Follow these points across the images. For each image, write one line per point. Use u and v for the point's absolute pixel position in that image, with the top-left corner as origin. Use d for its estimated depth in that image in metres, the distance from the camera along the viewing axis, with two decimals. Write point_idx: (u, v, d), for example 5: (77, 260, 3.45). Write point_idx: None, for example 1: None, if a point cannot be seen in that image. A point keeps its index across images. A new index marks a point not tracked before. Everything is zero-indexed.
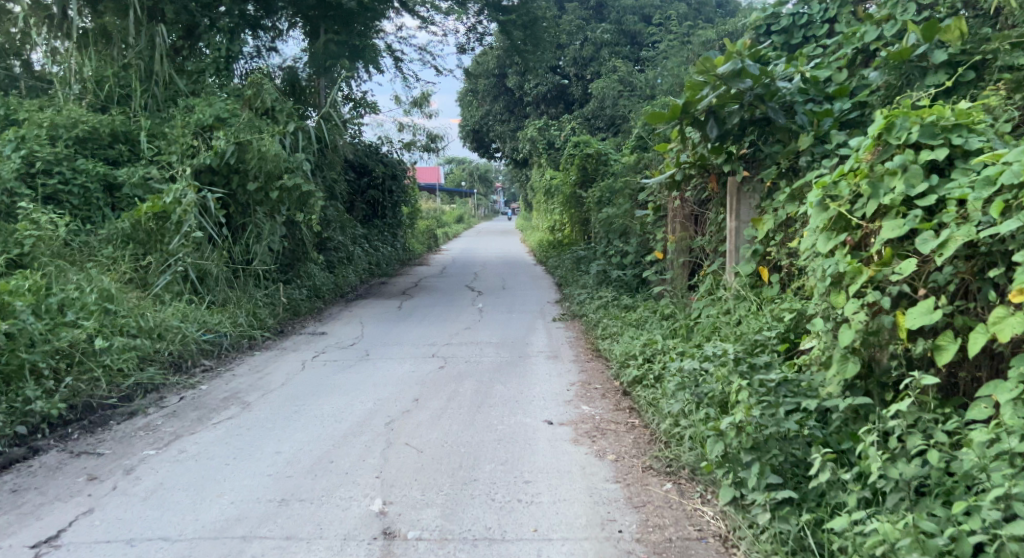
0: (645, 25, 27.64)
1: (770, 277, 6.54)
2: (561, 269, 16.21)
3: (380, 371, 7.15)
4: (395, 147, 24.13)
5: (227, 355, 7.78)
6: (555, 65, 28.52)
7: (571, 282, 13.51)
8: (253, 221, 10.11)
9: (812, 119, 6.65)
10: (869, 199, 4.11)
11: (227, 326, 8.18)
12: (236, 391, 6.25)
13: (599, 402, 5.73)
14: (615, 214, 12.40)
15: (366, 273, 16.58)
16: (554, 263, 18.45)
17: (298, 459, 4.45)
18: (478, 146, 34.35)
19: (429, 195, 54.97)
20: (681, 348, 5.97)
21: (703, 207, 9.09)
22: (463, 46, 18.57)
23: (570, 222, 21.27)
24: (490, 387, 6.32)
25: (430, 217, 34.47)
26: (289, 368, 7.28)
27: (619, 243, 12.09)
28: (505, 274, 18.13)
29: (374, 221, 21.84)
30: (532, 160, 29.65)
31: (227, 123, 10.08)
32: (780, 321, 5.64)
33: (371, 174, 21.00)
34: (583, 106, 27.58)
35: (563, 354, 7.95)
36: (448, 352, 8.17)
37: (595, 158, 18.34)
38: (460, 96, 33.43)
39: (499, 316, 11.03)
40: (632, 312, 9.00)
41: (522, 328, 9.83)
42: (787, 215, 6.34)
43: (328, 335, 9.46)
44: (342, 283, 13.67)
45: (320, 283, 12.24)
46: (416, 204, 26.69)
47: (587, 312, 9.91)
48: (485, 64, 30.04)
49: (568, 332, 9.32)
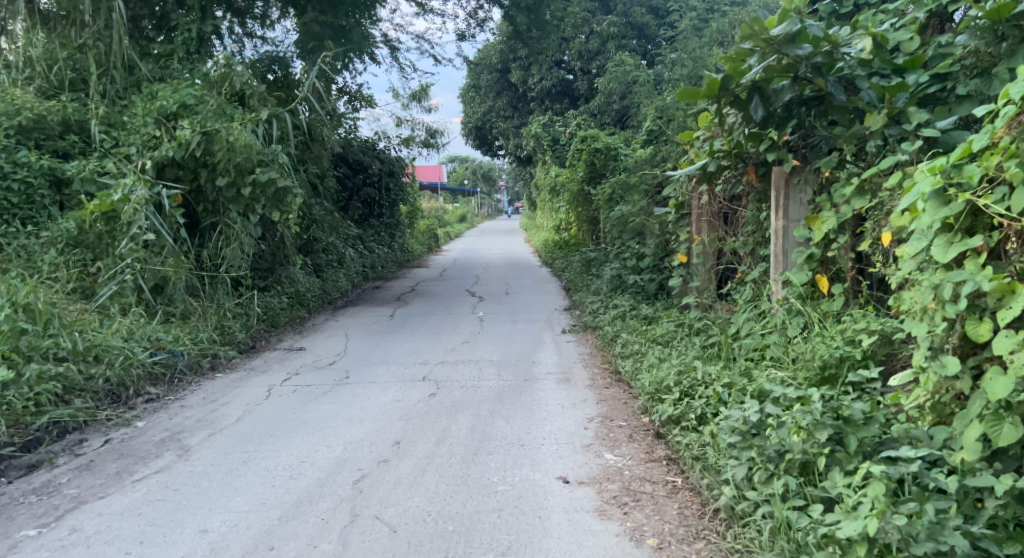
0: (653, 18, 26.44)
1: (831, 288, 5.39)
2: (569, 272, 15.03)
3: (359, 401, 5.99)
4: (393, 143, 22.97)
5: (181, 378, 6.63)
6: (560, 59, 27.30)
7: (581, 287, 12.34)
8: (223, 221, 9.03)
9: (883, 95, 5.50)
10: (1022, 187, 3.07)
11: (184, 343, 7.00)
12: (177, 430, 5.11)
13: (626, 448, 4.57)
14: (630, 212, 11.24)
15: (359, 277, 15.43)
16: (562, 265, 17.26)
17: (226, 546, 3.34)
18: (480, 144, 33.14)
19: (431, 195, 53.81)
20: (728, 378, 4.81)
21: (735, 205, 7.94)
22: (463, 33, 17.44)
23: (577, 221, 20.11)
24: (490, 425, 5.16)
25: (431, 217, 33.28)
26: (250, 397, 6.13)
27: (635, 245, 10.92)
28: (510, 278, 16.95)
29: (370, 221, 20.70)
30: (536, 157, 28.44)
31: (194, 110, 8.97)
32: (857, 348, 4.48)
33: (366, 170, 19.87)
34: (589, 102, 26.37)
35: (577, 376, 6.79)
36: (442, 374, 7.01)
37: (605, 153, 17.14)
38: (461, 92, 32.23)
39: (502, 327, 9.87)
40: (655, 324, 7.85)
41: (528, 342, 8.67)
42: (853, 211, 5.22)
43: (308, 351, 8.32)
44: (330, 289, 12.54)
45: (304, 289, 11.10)
46: (415, 203, 25.55)
47: (600, 324, 8.76)
48: (487, 58, 28.89)
49: (580, 347, 8.17)
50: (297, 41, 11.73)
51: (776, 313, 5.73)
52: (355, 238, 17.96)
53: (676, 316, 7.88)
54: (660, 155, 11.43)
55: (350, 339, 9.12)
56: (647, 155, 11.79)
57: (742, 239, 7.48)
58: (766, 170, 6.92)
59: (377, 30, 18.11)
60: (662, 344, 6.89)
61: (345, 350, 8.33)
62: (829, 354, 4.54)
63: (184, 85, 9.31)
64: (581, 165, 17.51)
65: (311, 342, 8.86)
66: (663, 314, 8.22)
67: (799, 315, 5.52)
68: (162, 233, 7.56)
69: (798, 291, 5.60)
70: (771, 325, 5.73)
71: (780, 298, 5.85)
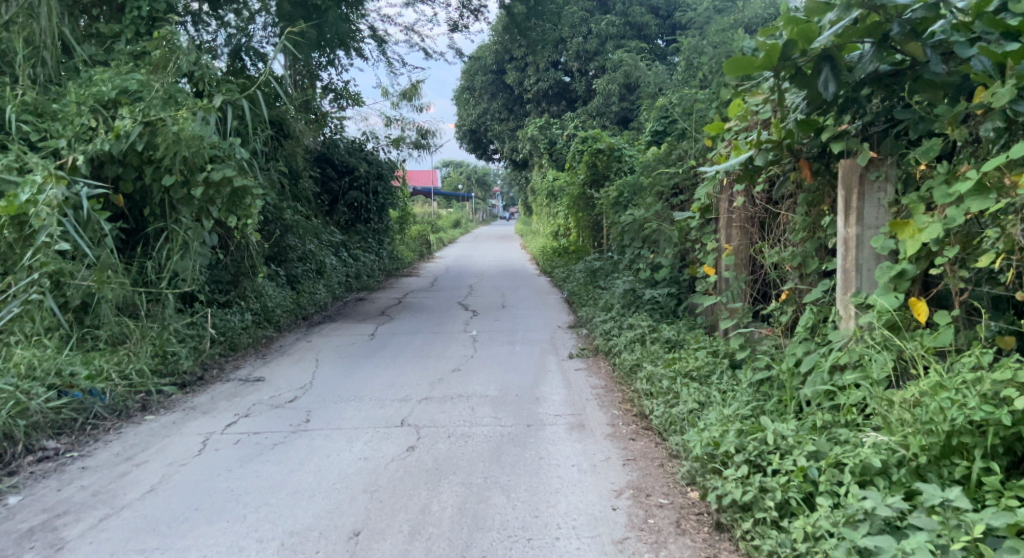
0: (653, 18, 25.31)
1: (935, 316, 4.09)
2: (571, 283, 13.74)
3: (317, 459, 4.69)
4: (382, 144, 21.67)
5: (97, 424, 5.32)
6: (557, 60, 26.08)
7: (586, 301, 11.05)
8: (172, 229, 7.74)
9: (1000, 62, 4.15)
10: None
11: (108, 379, 5.70)
12: (61, 511, 3.81)
13: (678, 550, 3.40)
14: (643, 218, 9.97)
15: (341, 288, 14.12)
16: (562, 274, 15.96)
17: None
18: (475, 148, 31.84)
19: (425, 201, 52.44)
20: (810, 445, 3.52)
21: (776, 208, 6.67)
22: (455, 24, 16.21)
23: (577, 227, 18.85)
24: (484, 500, 3.90)
25: (423, 223, 31.99)
26: (179, 453, 4.82)
27: (649, 254, 9.66)
28: (507, 289, 15.63)
29: (355, 227, 19.42)
30: (532, 161, 27.16)
31: (136, 97, 7.68)
32: (1000, 409, 3.17)
33: (353, 173, 18.61)
34: (588, 103, 25.14)
35: (593, 420, 5.49)
36: (424, 415, 5.72)
37: (607, 154, 15.88)
38: (456, 94, 30.94)
39: (499, 350, 8.57)
40: (682, 351, 6.57)
41: (529, 371, 7.38)
42: (967, 216, 3.93)
43: (269, 381, 7.03)
44: (306, 303, 11.24)
45: (272, 305, 9.79)
46: (406, 208, 24.27)
47: (614, 349, 7.48)
48: (481, 58, 27.64)
49: (592, 378, 6.86)
50: (268, 26, 10.44)
51: (853, 348, 4.44)
52: (339, 245, 16.68)
53: (707, 342, 6.60)
54: (678, 154, 10.16)
55: (320, 365, 7.83)
56: (661, 154, 10.52)
57: (790, 251, 6.21)
58: (824, 165, 5.63)
59: (363, 23, 16.85)
60: (698, 382, 5.60)
61: (312, 380, 7.05)
62: (960, 417, 3.23)
63: (128, 69, 8.01)
64: (582, 167, 16.26)
65: (276, 369, 7.55)
66: (690, 339, 6.93)
67: (890, 351, 4.23)
68: (80, 244, 6.18)
69: (886, 318, 4.30)
70: (848, 362, 4.44)
71: (858, 327, 4.55)
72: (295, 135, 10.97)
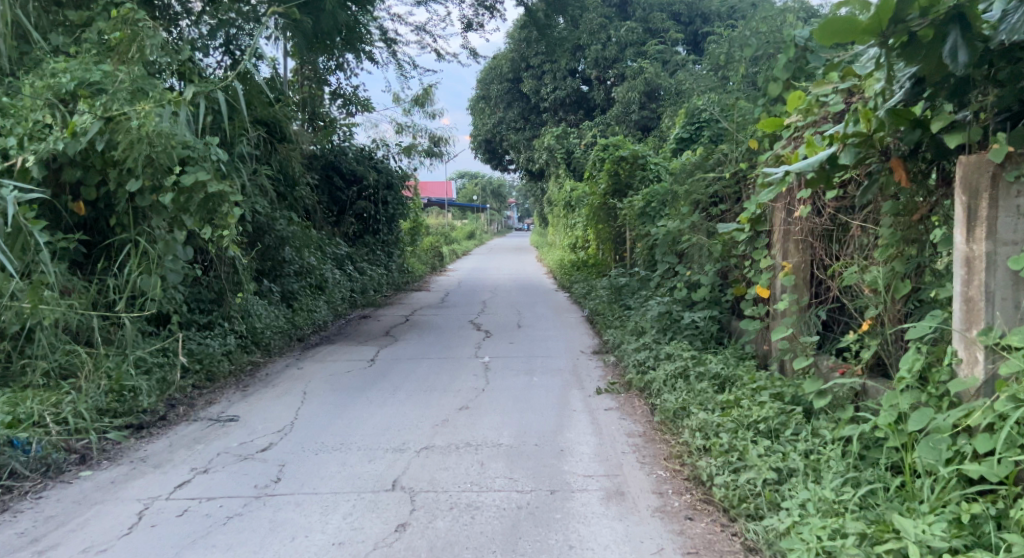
0: (674, 24, 24.26)
1: None
2: (593, 300, 12.66)
3: (277, 543, 3.65)
4: (393, 152, 20.67)
5: (15, 486, 4.31)
6: (575, 67, 25.05)
7: (611, 323, 9.97)
8: (138, 241, 6.72)
9: None
10: None
11: (36, 428, 4.67)
12: None
13: None
14: (678, 231, 8.90)
15: (344, 305, 13.11)
16: (582, 289, 14.88)
17: None
18: (490, 158, 30.80)
19: (440, 212, 51.53)
20: None
21: (849, 220, 5.62)
22: (469, 22, 15.18)
23: (597, 240, 17.78)
24: None
25: (436, 235, 31.04)
26: (103, 532, 3.78)
27: (686, 271, 8.57)
28: (522, 306, 14.55)
29: (363, 239, 18.43)
30: (549, 172, 26.12)
31: (98, 90, 6.67)
32: None
33: (362, 182, 17.71)
34: (607, 112, 24.08)
35: (634, 484, 4.39)
36: (423, 472, 4.65)
37: (631, 162, 14.82)
38: (470, 103, 29.95)
39: (515, 380, 7.49)
40: (735, 392, 5.48)
41: (550, 410, 6.27)
42: None
43: (244, 420, 5.98)
44: (301, 322, 10.22)
45: (261, 326, 8.77)
46: (418, 219, 23.27)
47: (651, 386, 6.39)
48: (498, 67, 26.68)
49: (626, 422, 5.76)
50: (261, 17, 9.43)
51: (992, 408, 3.33)
52: (344, 258, 15.69)
53: (768, 380, 5.51)
54: (718, 160, 9.04)
55: (309, 399, 6.77)
56: (697, 160, 9.40)
57: (873, 270, 5.13)
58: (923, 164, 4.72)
59: (371, 23, 15.88)
60: (766, 437, 4.50)
61: (293, 421, 5.98)
62: None
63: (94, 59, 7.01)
64: (604, 176, 15.19)
65: (256, 406, 6.50)
66: (744, 377, 5.84)
67: None
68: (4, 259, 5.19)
69: None
70: (986, 426, 3.33)
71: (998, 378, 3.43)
72: (292, 138, 9.92)
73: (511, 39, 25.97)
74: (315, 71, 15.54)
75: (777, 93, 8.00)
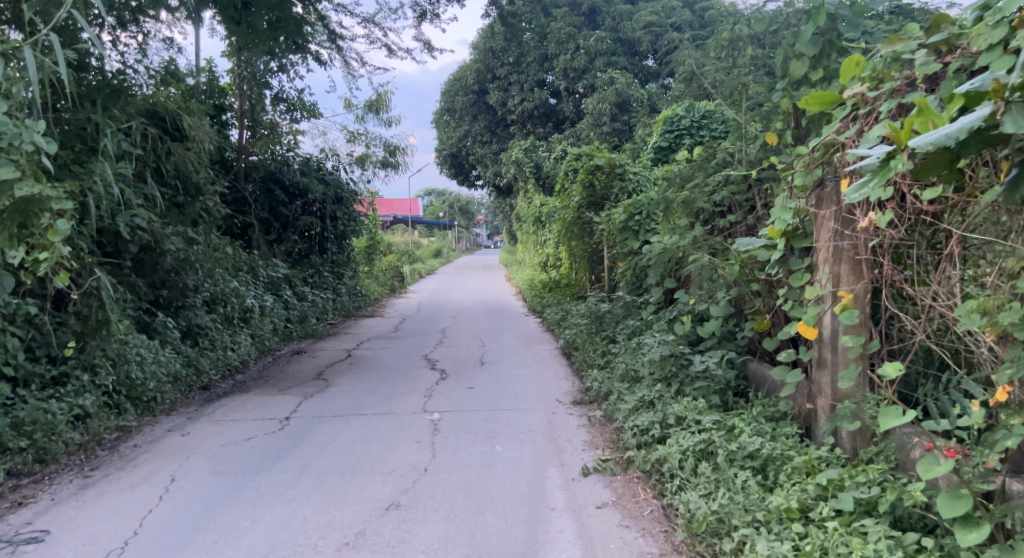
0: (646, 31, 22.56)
1: None
2: (568, 329, 10.83)
3: None
4: (343, 163, 18.73)
5: None
6: (543, 78, 23.38)
7: (592, 362, 8.14)
8: None
9: None
10: None
11: None
12: None
13: None
14: (677, 248, 7.14)
15: (273, 338, 11.11)
16: (556, 314, 13.02)
17: None
18: (455, 174, 28.83)
19: (403, 229, 49.31)
20: None
21: (956, 232, 3.85)
22: (423, 13, 13.28)
23: (570, 259, 15.99)
24: None
25: (398, 254, 28.96)
26: None
27: (687, 298, 6.81)
28: (486, 334, 12.62)
29: (308, 259, 16.36)
30: (517, 188, 24.31)
31: None
32: None
33: (307, 196, 15.85)
34: (577, 125, 22.37)
35: None
36: None
37: (607, 171, 13.04)
38: (434, 115, 28.06)
39: (471, 449, 5.59)
40: (792, 490, 3.74)
41: (514, 506, 4.40)
42: None
43: (52, 544, 4.02)
44: (206, 366, 8.23)
45: (141, 376, 6.84)
46: (376, 237, 21.30)
47: (660, 468, 4.60)
48: (462, 78, 24.93)
49: (630, 539, 3.95)
50: None
51: None
52: (282, 281, 13.67)
53: (842, 472, 3.73)
54: (724, 160, 7.27)
55: (172, 492, 4.80)
56: (696, 160, 7.59)
57: (1010, 312, 3.37)
58: None
59: None
60: None
61: (125, 545, 4.01)
62: None
63: None
64: (577, 188, 13.36)
65: (89, 511, 4.52)
66: (800, 462, 4.07)
67: None
68: None
69: None
70: None
71: None
72: (192, 134, 7.91)
73: (476, 47, 24.20)
74: (252, 75, 13.02)
75: (803, 73, 6.20)
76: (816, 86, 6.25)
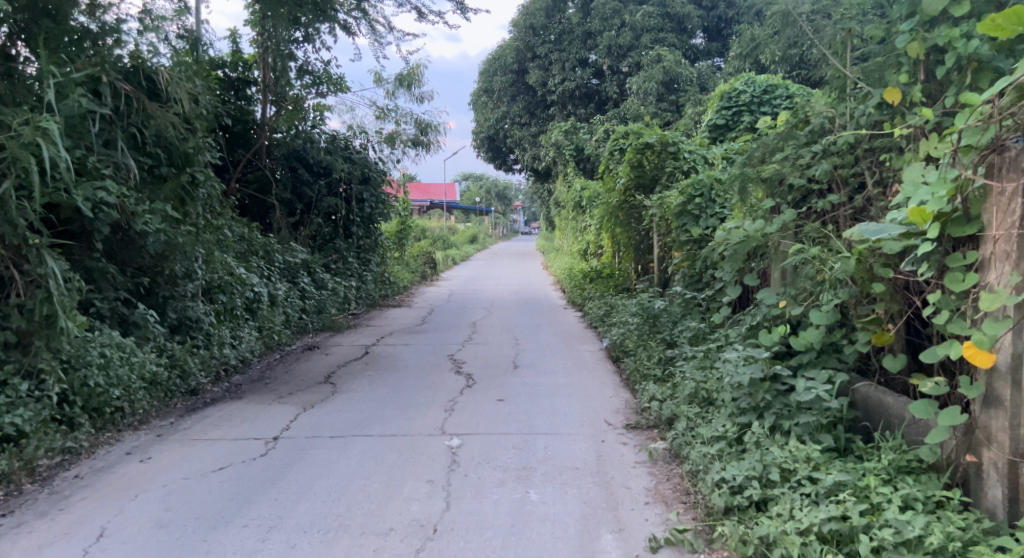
0: (696, 6, 20.82)
1: None
2: (615, 327, 9.44)
3: None
4: (372, 141, 17.48)
5: None
6: (585, 57, 21.82)
7: (648, 372, 6.76)
8: None
9: None
10: None
11: None
12: None
13: None
14: (761, 238, 5.72)
15: (284, 330, 9.89)
16: (600, 308, 11.60)
17: None
18: (492, 158, 27.44)
19: (440, 215, 48.08)
20: None
21: None
22: None
23: (613, 247, 14.54)
24: None
25: (432, 239, 27.68)
26: None
27: (774, 300, 5.40)
28: (522, 330, 11.28)
29: (332, 244, 15.01)
30: (556, 172, 22.83)
31: None
32: None
33: (331, 175, 14.63)
34: (620, 106, 20.79)
35: None
36: None
37: (658, 150, 11.53)
38: (472, 96, 26.68)
39: (495, 497, 4.27)
40: None
41: None
42: None
43: None
44: (195, 368, 7.02)
45: (105, 385, 5.59)
46: (407, 221, 20.04)
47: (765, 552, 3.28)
48: (501, 57, 23.50)
49: None
50: None
51: None
52: (301, 267, 12.43)
53: None
54: (820, 127, 5.82)
55: None
56: (784, 129, 6.15)
57: None
58: None
59: None
60: None
61: None
62: None
63: None
64: (624, 168, 11.88)
65: None
66: None
67: None
68: None
69: None
70: None
71: None
72: (173, 94, 6.70)
73: (516, 22, 22.67)
74: (274, 45, 11.76)
75: (939, 9, 4.72)
76: (954, 26, 4.77)
